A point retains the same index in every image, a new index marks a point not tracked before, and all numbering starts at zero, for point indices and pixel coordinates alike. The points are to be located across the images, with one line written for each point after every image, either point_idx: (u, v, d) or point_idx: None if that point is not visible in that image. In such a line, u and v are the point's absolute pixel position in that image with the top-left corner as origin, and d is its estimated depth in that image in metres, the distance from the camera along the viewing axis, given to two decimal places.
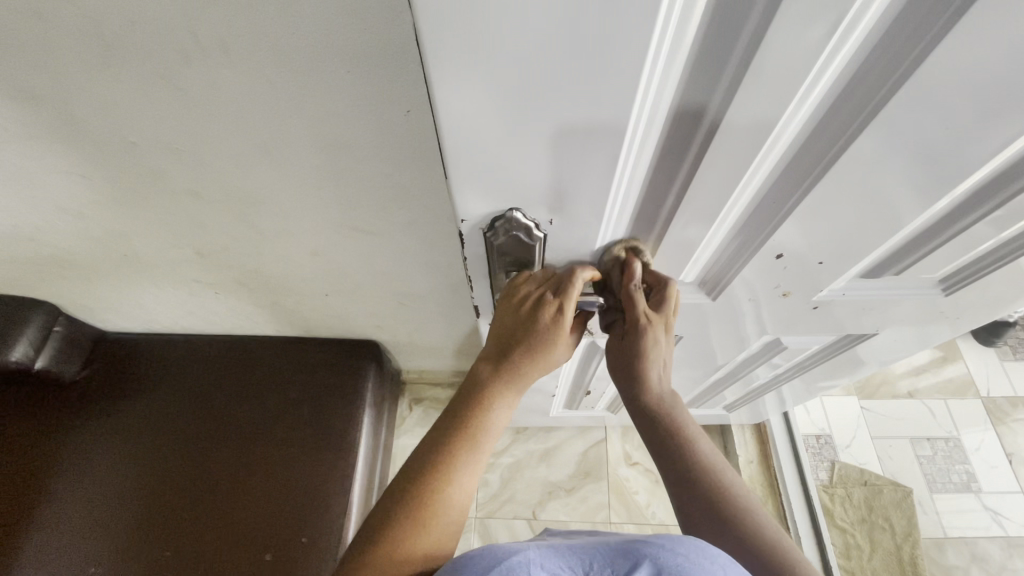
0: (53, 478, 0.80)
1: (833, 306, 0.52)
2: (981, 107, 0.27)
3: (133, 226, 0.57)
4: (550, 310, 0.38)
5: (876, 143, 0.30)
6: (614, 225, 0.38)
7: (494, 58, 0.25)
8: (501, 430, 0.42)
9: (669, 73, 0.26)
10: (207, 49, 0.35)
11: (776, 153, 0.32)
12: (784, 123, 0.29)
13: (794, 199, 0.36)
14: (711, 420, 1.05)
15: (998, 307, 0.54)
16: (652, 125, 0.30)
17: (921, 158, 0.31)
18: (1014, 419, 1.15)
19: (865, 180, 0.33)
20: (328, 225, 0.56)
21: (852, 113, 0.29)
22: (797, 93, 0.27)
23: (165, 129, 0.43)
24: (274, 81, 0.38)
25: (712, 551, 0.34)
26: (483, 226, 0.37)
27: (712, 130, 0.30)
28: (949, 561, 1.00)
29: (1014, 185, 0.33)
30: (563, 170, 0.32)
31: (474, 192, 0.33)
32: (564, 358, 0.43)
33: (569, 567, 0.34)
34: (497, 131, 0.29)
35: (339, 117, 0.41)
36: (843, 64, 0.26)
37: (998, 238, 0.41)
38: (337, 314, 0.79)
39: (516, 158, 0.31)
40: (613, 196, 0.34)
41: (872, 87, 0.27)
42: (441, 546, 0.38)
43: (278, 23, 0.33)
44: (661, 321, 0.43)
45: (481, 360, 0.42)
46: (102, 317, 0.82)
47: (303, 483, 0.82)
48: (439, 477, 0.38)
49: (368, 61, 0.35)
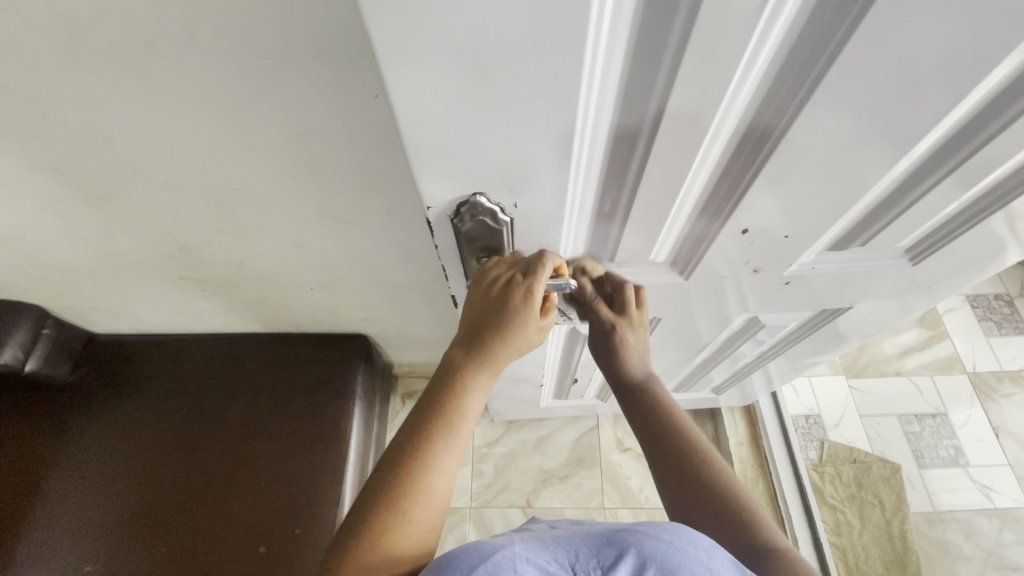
0: (47, 480, 0.81)
1: (804, 281, 0.53)
2: (921, 71, 0.28)
3: (117, 224, 0.58)
4: (519, 293, 0.39)
5: (826, 111, 0.30)
6: (577, 210, 0.38)
7: (442, 47, 0.25)
8: (478, 415, 0.42)
9: (613, 52, 0.27)
10: (171, 38, 0.36)
11: (729, 126, 0.33)
12: (728, 99, 0.30)
13: (749, 174, 0.36)
14: (701, 404, 1.06)
15: (968, 275, 0.55)
16: (602, 108, 0.30)
17: (869, 125, 0.32)
18: (1000, 394, 1.16)
19: (817, 151, 0.34)
20: (307, 216, 0.57)
21: (796, 82, 0.29)
22: (737, 71, 0.28)
23: (137, 121, 0.43)
24: (242, 70, 0.38)
25: (695, 536, 0.36)
26: (449, 214, 0.37)
27: (660, 114, 0.31)
28: (938, 534, 1.02)
29: (963, 148, 0.35)
30: (522, 154, 0.32)
31: (437, 176, 0.34)
32: (537, 341, 0.44)
33: (555, 561, 0.35)
34: (453, 117, 0.29)
35: (309, 105, 0.41)
36: (778, 40, 0.27)
37: (956, 203, 0.42)
38: (325, 307, 0.80)
39: (475, 142, 0.31)
40: (571, 176, 0.35)
41: (809, 59, 0.28)
42: (424, 534, 0.39)
43: (242, 10, 0.33)
44: (628, 325, 0.52)
45: (453, 347, 0.42)
46: (91, 319, 0.83)
47: (295, 476, 0.82)
48: (419, 465, 0.39)
49: (334, 47, 0.36)
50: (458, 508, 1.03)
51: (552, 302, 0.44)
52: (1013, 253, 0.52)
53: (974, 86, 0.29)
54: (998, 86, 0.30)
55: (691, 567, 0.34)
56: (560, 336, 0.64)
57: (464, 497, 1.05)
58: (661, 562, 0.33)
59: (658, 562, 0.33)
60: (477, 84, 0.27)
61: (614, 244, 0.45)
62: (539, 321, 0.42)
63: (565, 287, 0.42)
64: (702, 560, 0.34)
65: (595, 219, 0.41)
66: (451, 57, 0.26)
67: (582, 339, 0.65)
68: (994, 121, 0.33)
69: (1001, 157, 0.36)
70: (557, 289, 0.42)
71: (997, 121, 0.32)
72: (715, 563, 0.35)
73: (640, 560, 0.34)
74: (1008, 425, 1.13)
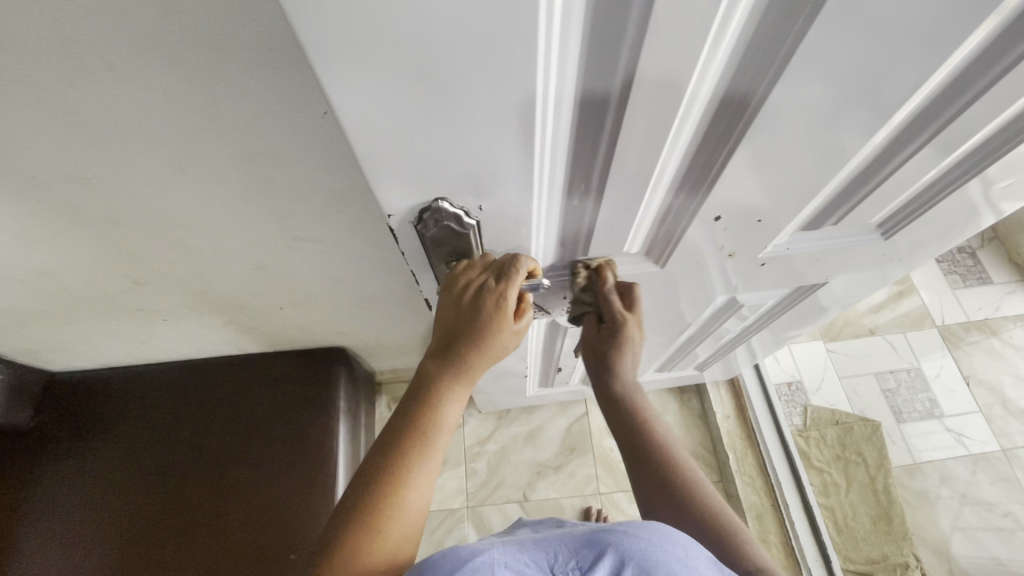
0: (22, 530, 0.78)
1: (778, 261, 0.53)
2: (894, 40, 0.27)
3: (60, 263, 0.54)
4: (492, 299, 0.38)
5: (794, 88, 0.29)
6: (545, 208, 0.37)
7: (380, 51, 0.23)
8: (455, 426, 0.41)
9: (567, 50, 0.25)
10: (89, 67, 0.32)
11: (698, 107, 0.30)
12: (691, 92, 0.29)
13: (720, 160, 0.35)
14: (688, 379, 1.07)
15: (940, 244, 0.56)
16: (562, 101, 0.28)
17: (838, 101, 0.31)
18: (967, 343, 1.21)
19: (786, 132, 0.33)
20: (266, 238, 0.54)
21: (773, 47, 0.27)
22: (698, 63, 0.27)
23: (64, 156, 0.40)
24: (174, 96, 0.35)
25: (672, 532, 0.35)
26: (412, 220, 0.35)
27: (625, 96, 0.28)
28: (920, 485, 1.06)
29: (938, 119, 0.34)
30: (480, 157, 0.30)
31: (394, 182, 0.32)
32: (513, 347, 0.42)
33: (533, 564, 0.35)
34: (403, 126, 0.28)
35: (254, 127, 0.39)
36: (739, 30, 0.26)
37: (931, 174, 0.42)
38: (298, 325, 0.77)
39: (432, 144, 0.29)
40: (535, 175, 0.33)
41: (773, 44, 0.27)
42: (401, 549, 0.37)
43: (161, 32, 0.30)
44: (633, 321, 0.52)
45: (428, 356, 0.40)
46: (48, 358, 0.78)
47: (283, 501, 0.80)
48: (394, 479, 0.37)
49: (271, 65, 0.33)
50: (455, 510, 1.03)
51: (527, 303, 0.42)
52: (987, 218, 0.52)
53: (946, 56, 0.28)
54: (970, 57, 0.29)
55: (669, 564, 0.34)
56: (540, 328, 0.63)
57: (459, 497, 1.04)
58: (640, 563, 0.33)
59: (636, 560, 0.33)
60: (431, 83, 0.25)
61: (586, 236, 0.43)
62: (514, 325, 0.41)
63: (538, 284, 0.41)
64: (680, 557, 0.34)
65: (565, 216, 0.39)
66: (397, 57, 0.24)
67: (562, 330, 0.64)
68: (967, 91, 0.32)
69: (971, 127, 0.35)
70: (531, 289, 0.41)
71: (971, 90, 0.32)
72: (692, 560, 0.35)
73: (618, 560, 0.33)
74: (977, 372, 1.18)
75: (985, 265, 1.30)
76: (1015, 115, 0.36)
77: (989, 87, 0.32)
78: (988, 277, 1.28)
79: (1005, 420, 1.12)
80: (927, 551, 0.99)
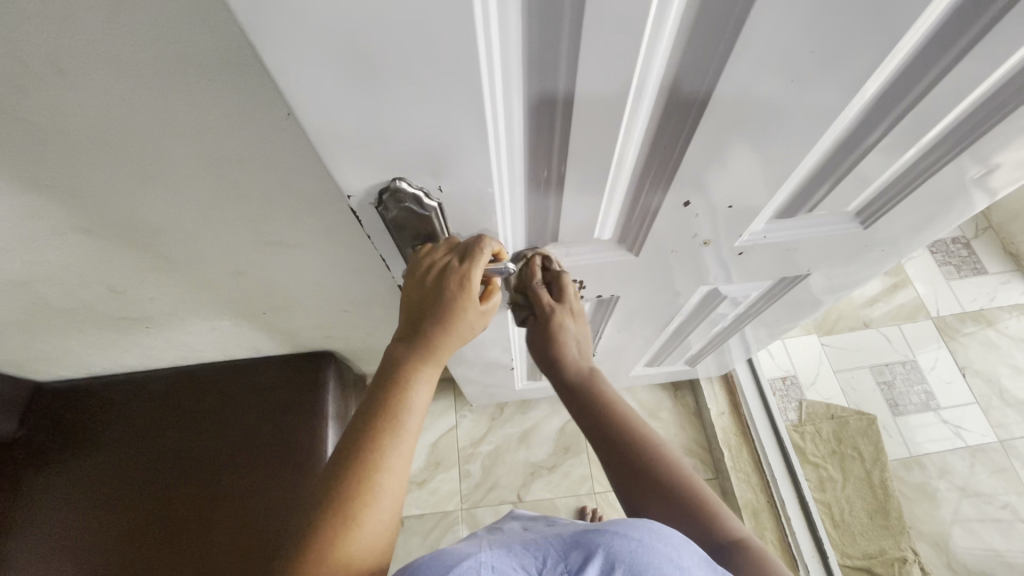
0: (8, 544, 0.77)
1: (756, 251, 0.52)
2: (845, 21, 0.26)
3: (34, 272, 0.53)
4: (454, 279, 0.37)
5: (750, 73, 0.28)
6: (507, 195, 0.36)
7: (316, 38, 0.23)
8: (427, 409, 0.40)
9: (508, 36, 0.24)
10: (39, 73, 0.31)
11: (649, 96, 0.30)
12: (640, 80, 0.28)
13: (679, 148, 0.34)
14: (680, 375, 1.07)
15: (923, 232, 0.55)
16: (509, 84, 0.27)
17: (797, 87, 0.30)
18: (963, 334, 1.20)
19: (748, 118, 0.32)
20: (241, 243, 0.53)
21: (717, 32, 0.26)
22: (642, 50, 0.26)
23: (26, 163, 0.39)
24: (130, 100, 0.34)
25: (665, 532, 0.35)
26: (372, 202, 0.34)
27: (572, 86, 0.28)
28: (917, 477, 1.05)
29: (909, 93, 0.33)
30: (433, 146, 0.30)
31: (347, 169, 0.31)
32: (481, 327, 0.41)
33: (521, 567, 0.33)
34: (353, 114, 0.27)
35: (212, 130, 0.38)
36: (680, 16, 0.25)
37: (910, 152, 0.41)
38: (282, 329, 0.76)
39: (385, 131, 0.28)
40: (492, 164, 0.32)
41: (715, 30, 0.26)
42: (378, 536, 0.36)
43: (107, 35, 0.29)
44: (566, 310, 0.51)
45: (396, 339, 0.39)
46: (33, 369, 0.78)
47: (271, 506, 0.80)
48: (365, 468, 0.36)
49: (226, 67, 0.32)
50: (449, 512, 1.02)
51: (494, 285, 0.41)
52: (978, 201, 0.51)
53: (907, 34, 0.28)
54: (930, 35, 0.29)
55: (662, 566, 0.33)
56: None
57: (453, 499, 1.03)
58: (632, 563, 0.32)
59: (627, 562, 0.32)
60: (375, 68, 0.24)
61: (554, 228, 0.42)
62: (480, 306, 0.40)
63: (503, 269, 0.39)
64: (673, 558, 0.33)
65: (529, 203, 0.38)
66: (335, 45, 0.23)
67: None
68: (930, 71, 0.31)
69: (939, 109, 0.35)
70: (498, 272, 0.39)
71: (936, 67, 0.31)
72: (684, 560, 0.34)
73: (610, 561, 0.32)
74: (973, 363, 1.17)
75: (980, 256, 1.29)
76: (983, 96, 0.35)
77: (953, 66, 0.31)
78: (982, 268, 1.27)
79: (1002, 411, 1.11)
80: (925, 545, 0.99)
